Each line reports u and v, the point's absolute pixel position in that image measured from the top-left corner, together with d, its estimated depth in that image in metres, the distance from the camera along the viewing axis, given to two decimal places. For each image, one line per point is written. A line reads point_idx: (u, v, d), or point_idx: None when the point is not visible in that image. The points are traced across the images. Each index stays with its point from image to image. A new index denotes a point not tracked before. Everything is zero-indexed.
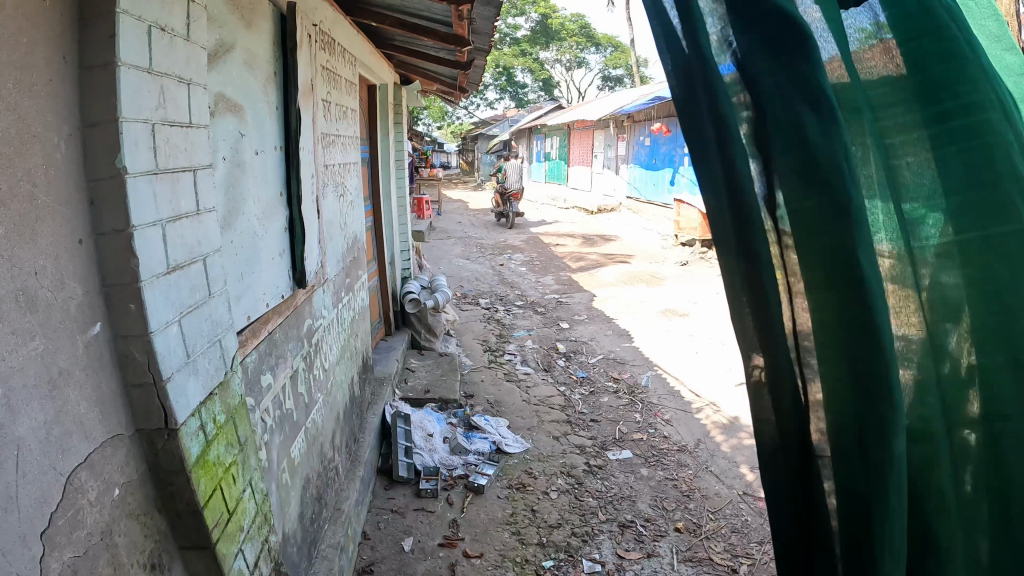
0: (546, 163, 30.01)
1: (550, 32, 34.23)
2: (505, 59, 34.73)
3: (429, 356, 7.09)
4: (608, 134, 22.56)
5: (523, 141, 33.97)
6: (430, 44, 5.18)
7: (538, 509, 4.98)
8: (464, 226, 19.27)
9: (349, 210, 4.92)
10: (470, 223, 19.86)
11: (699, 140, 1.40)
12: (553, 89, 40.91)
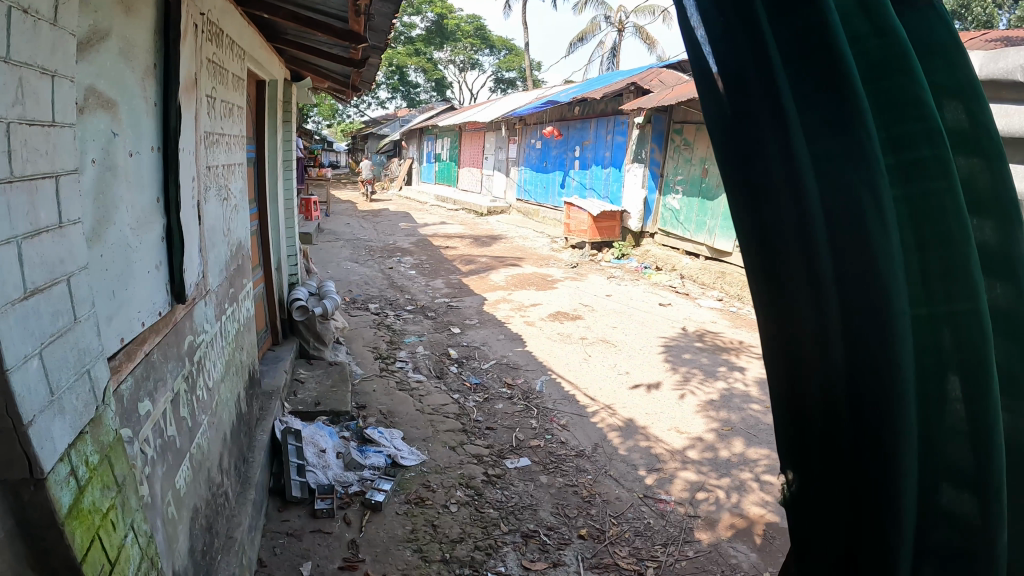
0: (437, 165, 29.73)
1: (447, 33, 34.06)
2: (398, 57, 34.31)
3: (319, 366, 6.78)
4: (500, 137, 22.52)
5: (414, 142, 33.57)
6: (324, 39, 4.94)
7: (439, 523, 4.82)
8: (353, 228, 18.73)
9: (234, 214, 4.63)
10: (358, 225, 19.36)
11: (737, 134, 1.48)
12: (443, 90, 40.62)
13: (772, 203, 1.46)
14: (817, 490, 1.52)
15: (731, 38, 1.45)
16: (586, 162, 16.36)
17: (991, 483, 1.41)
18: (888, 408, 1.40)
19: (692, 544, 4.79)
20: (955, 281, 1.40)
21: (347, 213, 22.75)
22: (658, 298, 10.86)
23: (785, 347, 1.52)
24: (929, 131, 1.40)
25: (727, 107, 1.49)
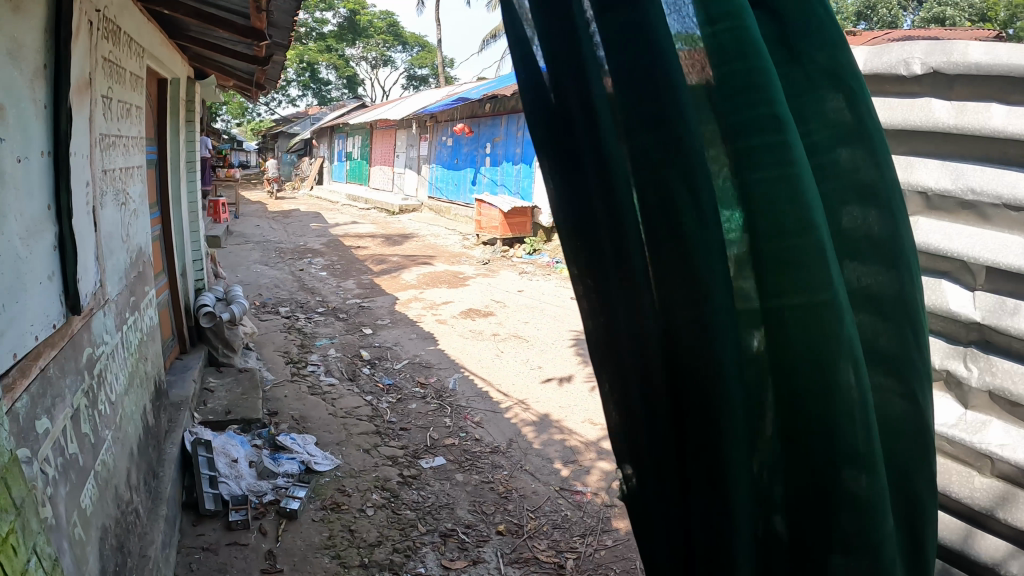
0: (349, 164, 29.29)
1: (359, 30, 33.55)
2: (309, 54, 33.68)
3: (229, 374, 6.57)
4: (410, 134, 22.33)
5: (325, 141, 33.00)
6: (227, 36, 4.79)
7: (356, 528, 4.74)
8: (264, 229, 18.28)
9: (133, 219, 4.43)
10: (269, 227, 18.91)
11: (564, 137, 1.58)
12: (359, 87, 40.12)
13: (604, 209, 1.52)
14: (663, 484, 1.53)
15: (552, 43, 1.54)
16: (495, 159, 16.38)
17: (844, 477, 1.34)
18: (710, 398, 1.39)
19: (610, 533, 4.86)
20: (802, 267, 1.34)
21: (256, 215, 22.19)
22: (568, 292, 10.96)
23: (617, 351, 1.61)
24: (759, 119, 1.37)
25: (555, 111, 1.59)
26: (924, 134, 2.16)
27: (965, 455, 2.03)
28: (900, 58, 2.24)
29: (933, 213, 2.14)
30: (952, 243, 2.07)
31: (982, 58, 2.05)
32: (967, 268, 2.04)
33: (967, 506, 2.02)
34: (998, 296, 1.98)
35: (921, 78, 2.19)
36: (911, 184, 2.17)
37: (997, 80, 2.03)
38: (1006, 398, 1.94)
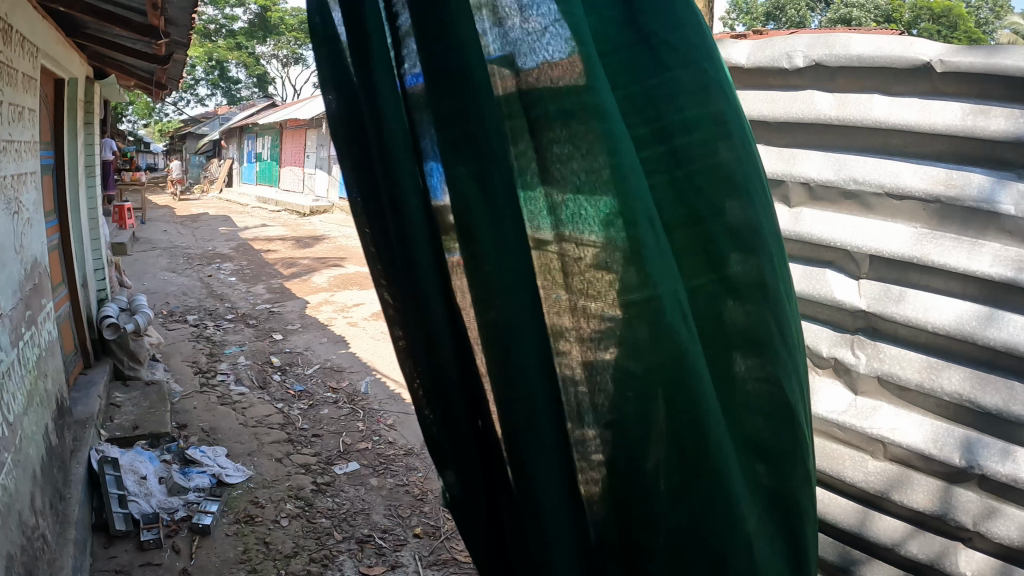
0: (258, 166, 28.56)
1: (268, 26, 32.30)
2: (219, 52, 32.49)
3: (136, 387, 6.28)
4: (319, 134, 21.95)
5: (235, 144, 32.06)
6: (124, 34, 4.58)
7: (271, 540, 4.65)
8: (173, 234, 17.68)
9: (27, 228, 4.18)
10: (182, 231, 18.31)
11: (357, 118, 1.34)
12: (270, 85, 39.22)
13: (396, 218, 1.31)
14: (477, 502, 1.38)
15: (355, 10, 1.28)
16: None
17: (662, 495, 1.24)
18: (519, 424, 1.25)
19: None
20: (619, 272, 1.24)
21: (160, 219, 21.39)
22: None
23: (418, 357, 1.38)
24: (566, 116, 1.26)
25: (354, 84, 1.32)
26: (806, 125, 2.15)
27: (856, 440, 2.01)
28: (783, 51, 2.22)
29: (816, 204, 2.12)
30: (835, 231, 2.06)
31: (865, 50, 2.06)
32: (851, 256, 2.04)
33: (862, 490, 2.01)
34: (883, 284, 1.99)
35: (803, 71, 2.18)
36: (794, 174, 2.15)
37: (877, 73, 2.04)
38: (895, 383, 1.95)
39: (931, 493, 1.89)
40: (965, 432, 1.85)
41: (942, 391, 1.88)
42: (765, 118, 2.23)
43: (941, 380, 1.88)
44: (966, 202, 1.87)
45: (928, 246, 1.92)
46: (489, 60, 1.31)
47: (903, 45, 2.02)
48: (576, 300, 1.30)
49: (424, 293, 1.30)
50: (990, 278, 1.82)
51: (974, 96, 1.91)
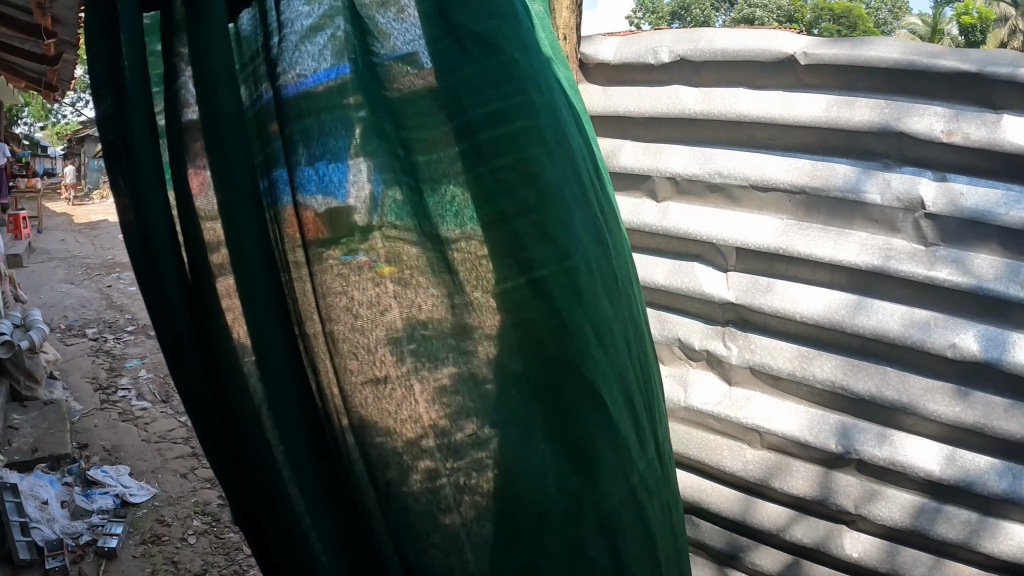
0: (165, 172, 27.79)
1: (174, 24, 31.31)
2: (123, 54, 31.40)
3: (34, 409, 5.98)
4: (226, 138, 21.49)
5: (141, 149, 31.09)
6: (10, 33, 4.34)
7: (179, 559, 4.54)
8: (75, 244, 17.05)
9: None
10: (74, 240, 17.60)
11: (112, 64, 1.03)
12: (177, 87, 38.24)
13: (125, 192, 1.04)
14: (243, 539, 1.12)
15: None
16: None
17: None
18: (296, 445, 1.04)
19: None
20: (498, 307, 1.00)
21: (60, 227, 20.58)
22: None
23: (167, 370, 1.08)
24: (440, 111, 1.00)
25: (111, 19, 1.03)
26: (672, 120, 2.14)
27: (733, 430, 2.14)
28: (648, 47, 2.19)
29: (682, 198, 2.15)
30: (700, 225, 2.10)
31: (731, 45, 2.07)
32: (719, 250, 2.09)
33: (742, 478, 2.13)
34: (749, 275, 2.06)
35: (669, 66, 2.16)
36: (660, 169, 2.15)
37: (743, 68, 2.05)
38: (767, 372, 2.05)
39: (810, 479, 2.04)
40: (841, 419, 1.99)
41: (814, 377, 2.00)
42: (630, 113, 2.20)
43: (812, 368, 2.00)
44: (833, 192, 1.95)
45: (793, 237, 2.00)
46: (331, 61, 1.03)
47: (769, 39, 2.03)
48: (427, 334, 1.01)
49: (163, 280, 1.02)
50: (856, 267, 1.92)
51: (838, 88, 1.98)
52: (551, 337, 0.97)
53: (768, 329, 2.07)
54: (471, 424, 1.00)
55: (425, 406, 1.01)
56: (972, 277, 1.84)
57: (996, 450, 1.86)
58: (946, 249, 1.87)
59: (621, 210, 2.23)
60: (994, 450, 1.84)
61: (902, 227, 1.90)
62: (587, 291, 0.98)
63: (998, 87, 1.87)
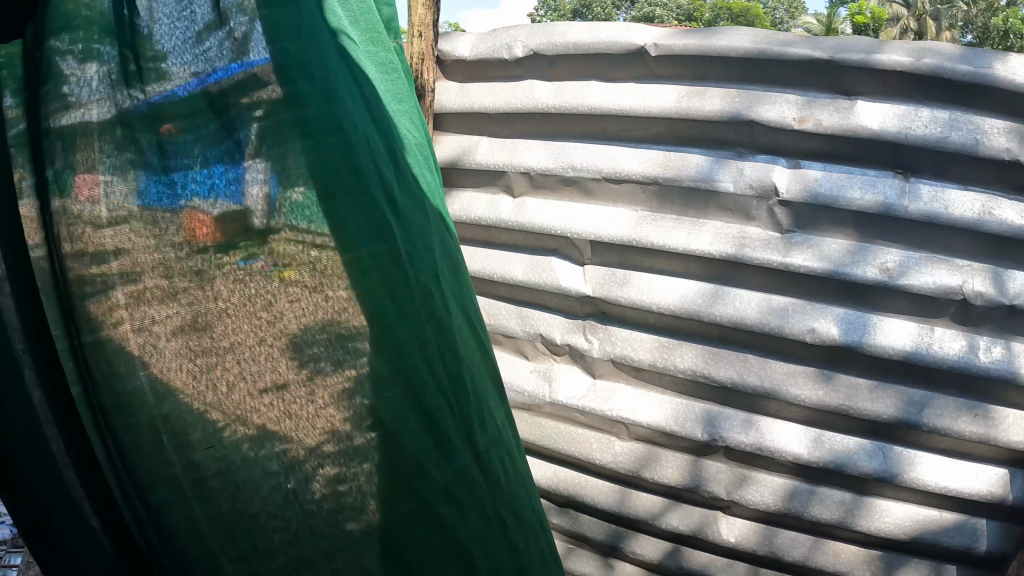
0: None
1: None
2: None
3: None
4: None
5: None
6: None
7: None
8: None
9: None
10: None
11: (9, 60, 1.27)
12: None
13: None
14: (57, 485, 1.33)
15: None
16: None
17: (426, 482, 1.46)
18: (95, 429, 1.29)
19: None
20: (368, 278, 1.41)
21: None
22: None
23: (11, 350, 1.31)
24: (313, 140, 1.38)
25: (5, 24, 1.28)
26: (524, 115, 2.15)
27: (599, 423, 2.16)
28: (503, 42, 2.20)
29: (538, 193, 2.15)
30: (555, 220, 2.11)
31: (581, 38, 2.06)
32: (574, 244, 2.10)
33: (612, 470, 2.19)
34: (606, 268, 2.07)
35: (522, 61, 2.17)
36: (514, 164, 2.16)
37: (595, 60, 2.06)
38: (629, 364, 2.08)
39: (680, 468, 2.15)
40: (706, 407, 2.06)
41: (675, 367, 2.04)
42: (485, 110, 2.21)
43: (673, 358, 2.04)
44: (685, 182, 1.97)
45: (646, 228, 2.01)
46: (221, 64, 1.32)
47: (621, 30, 2.03)
48: (327, 308, 1.37)
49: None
50: (710, 256, 1.95)
51: (691, 78, 2.00)
52: (397, 297, 1.45)
53: (627, 320, 2.10)
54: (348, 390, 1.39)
55: (285, 383, 1.34)
56: (828, 262, 1.91)
57: (864, 432, 2.03)
58: (801, 235, 1.93)
59: (479, 206, 2.23)
60: (865, 431, 2.01)
61: (757, 214, 1.94)
62: (389, 274, 1.44)
63: (849, 74, 1.92)
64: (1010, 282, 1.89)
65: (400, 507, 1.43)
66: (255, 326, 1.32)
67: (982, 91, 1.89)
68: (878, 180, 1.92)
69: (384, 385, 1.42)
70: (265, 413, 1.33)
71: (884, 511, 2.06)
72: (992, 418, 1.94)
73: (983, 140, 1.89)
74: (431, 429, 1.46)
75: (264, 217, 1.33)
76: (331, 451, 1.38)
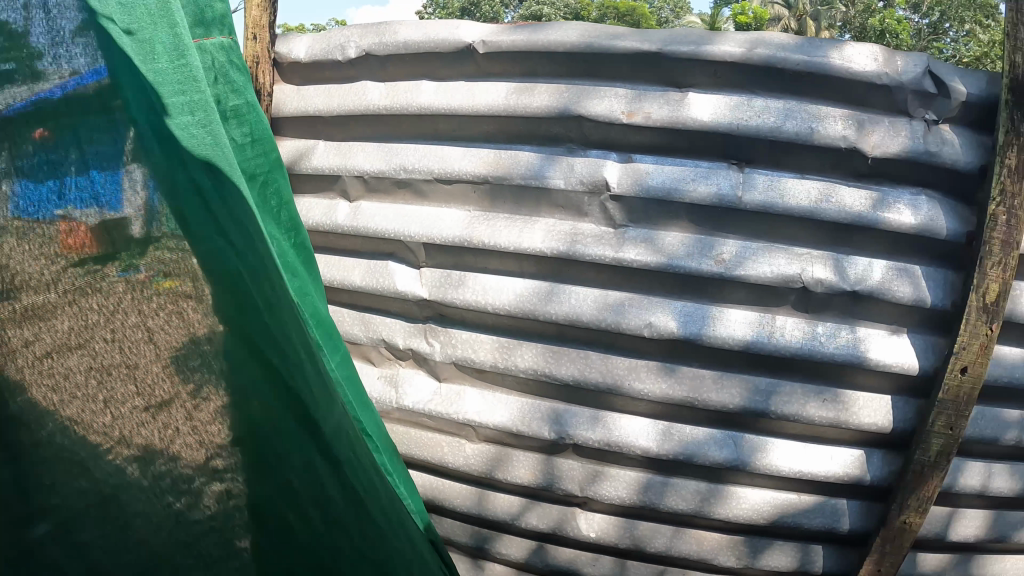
0: None
1: None
2: None
3: None
4: None
5: None
6: None
7: None
8: None
9: None
10: None
11: None
12: None
13: None
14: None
15: None
16: None
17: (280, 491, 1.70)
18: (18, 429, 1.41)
19: None
20: (227, 292, 1.62)
21: None
22: None
23: None
24: (169, 167, 1.58)
25: None
26: (359, 117, 2.16)
27: (447, 424, 2.18)
28: (337, 43, 2.20)
29: (373, 196, 2.16)
30: (389, 222, 2.10)
31: (410, 36, 2.07)
32: (409, 247, 2.10)
33: (464, 473, 2.21)
34: (441, 270, 2.08)
35: (356, 62, 2.18)
36: (348, 168, 2.17)
37: (424, 58, 2.06)
38: (471, 366, 2.11)
39: (533, 467, 2.16)
40: (552, 406, 2.10)
41: (517, 367, 2.07)
42: (321, 114, 2.22)
43: (514, 358, 2.07)
44: (515, 180, 1.97)
45: (479, 228, 2.01)
46: (83, 70, 1.46)
47: (450, 28, 2.02)
48: (192, 323, 1.58)
49: None
50: (542, 255, 1.94)
51: (518, 74, 2.00)
52: (247, 320, 1.65)
53: (466, 322, 2.13)
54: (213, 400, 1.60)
55: (157, 383, 1.54)
56: (663, 256, 1.91)
57: (712, 422, 2.07)
58: (635, 229, 1.93)
59: (317, 212, 2.23)
60: (713, 422, 2.05)
61: (589, 210, 1.94)
62: (248, 300, 1.65)
63: (679, 66, 1.92)
64: (850, 268, 1.98)
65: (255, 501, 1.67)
66: (126, 330, 1.50)
67: (820, 80, 1.96)
68: (712, 171, 1.92)
69: (246, 397, 1.64)
70: (145, 428, 1.54)
71: (740, 498, 2.14)
72: (842, 403, 2.05)
73: (818, 128, 1.94)
74: (297, 433, 1.72)
75: (144, 226, 1.53)
76: (221, 464, 1.62)
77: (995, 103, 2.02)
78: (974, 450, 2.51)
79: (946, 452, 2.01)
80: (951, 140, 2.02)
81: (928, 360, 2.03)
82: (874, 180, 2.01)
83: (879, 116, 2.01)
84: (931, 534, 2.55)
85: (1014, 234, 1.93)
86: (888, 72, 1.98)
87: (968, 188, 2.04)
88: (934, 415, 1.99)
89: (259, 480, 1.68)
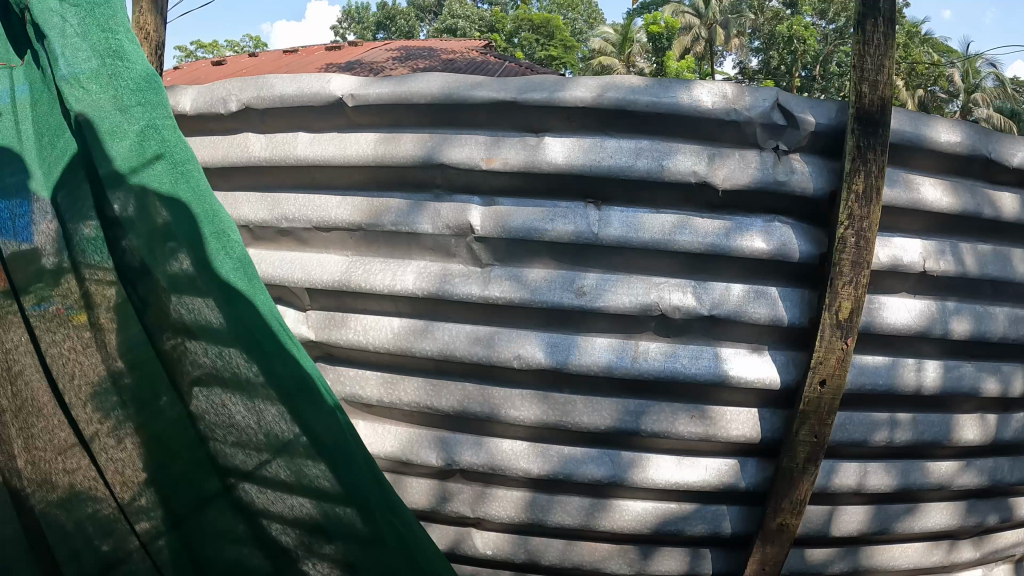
0: None
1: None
2: None
3: None
4: None
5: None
6: None
7: None
8: None
9: None
10: None
11: None
12: None
13: None
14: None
15: None
16: None
17: (198, 506, 1.81)
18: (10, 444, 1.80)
19: None
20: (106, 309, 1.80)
21: None
22: None
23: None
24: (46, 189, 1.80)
25: None
26: (242, 167, 2.30)
27: None
28: (218, 97, 2.32)
29: (260, 244, 2.31)
30: (275, 268, 2.25)
31: (287, 90, 2.22)
32: (294, 292, 2.24)
33: None
34: (324, 312, 2.23)
35: (237, 115, 2.30)
36: (235, 218, 2.30)
37: (299, 110, 2.23)
38: (359, 401, 2.23)
39: (426, 493, 2.27)
40: (437, 434, 2.21)
41: (401, 401, 2.19)
42: (209, 164, 2.34)
43: (398, 392, 2.20)
44: (387, 226, 2.14)
45: (356, 272, 2.17)
46: None
47: (322, 81, 2.20)
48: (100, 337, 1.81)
49: None
50: (414, 295, 2.11)
51: (386, 125, 2.18)
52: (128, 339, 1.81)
53: (353, 359, 2.25)
54: (128, 425, 1.82)
55: (90, 409, 1.82)
56: (527, 291, 2.07)
57: (589, 441, 2.18)
58: (500, 269, 2.09)
59: None
60: (587, 440, 2.16)
61: (457, 251, 2.11)
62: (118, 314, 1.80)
63: (534, 113, 2.09)
64: (706, 294, 2.09)
65: (174, 519, 1.81)
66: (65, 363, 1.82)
67: (671, 119, 2.08)
68: (570, 211, 2.07)
69: (151, 418, 1.81)
70: (77, 457, 1.84)
71: (623, 511, 2.23)
72: (709, 418, 2.16)
73: (668, 165, 2.07)
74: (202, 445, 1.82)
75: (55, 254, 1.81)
76: (144, 502, 1.83)
77: (843, 133, 2.13)
78: (863, 452, 2.55)
79: (813, 458, 2.11)
80: (801, 169, 2.13)
81: (790, 374, 2.14)
82: (727, 211, 2.13)
83: (728, 149, 2.11)
84: (810, 532, 2.54)
85: (862, 255, 2.03)
86: (736, 109, 2.09)
87: (821, 212, 2.14)
88: (798, 427, 2.09)
89: (174, 495, 1.82)
